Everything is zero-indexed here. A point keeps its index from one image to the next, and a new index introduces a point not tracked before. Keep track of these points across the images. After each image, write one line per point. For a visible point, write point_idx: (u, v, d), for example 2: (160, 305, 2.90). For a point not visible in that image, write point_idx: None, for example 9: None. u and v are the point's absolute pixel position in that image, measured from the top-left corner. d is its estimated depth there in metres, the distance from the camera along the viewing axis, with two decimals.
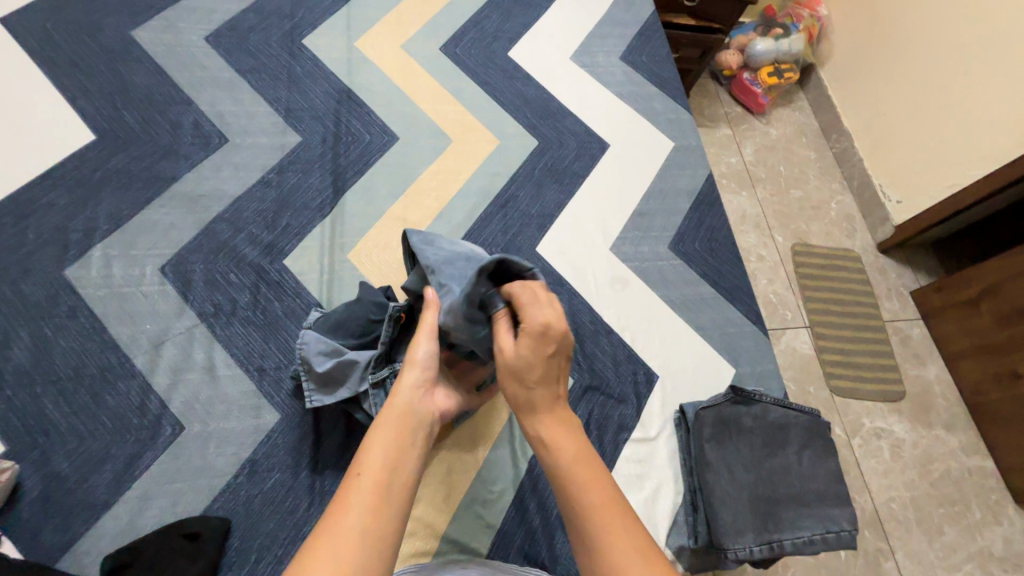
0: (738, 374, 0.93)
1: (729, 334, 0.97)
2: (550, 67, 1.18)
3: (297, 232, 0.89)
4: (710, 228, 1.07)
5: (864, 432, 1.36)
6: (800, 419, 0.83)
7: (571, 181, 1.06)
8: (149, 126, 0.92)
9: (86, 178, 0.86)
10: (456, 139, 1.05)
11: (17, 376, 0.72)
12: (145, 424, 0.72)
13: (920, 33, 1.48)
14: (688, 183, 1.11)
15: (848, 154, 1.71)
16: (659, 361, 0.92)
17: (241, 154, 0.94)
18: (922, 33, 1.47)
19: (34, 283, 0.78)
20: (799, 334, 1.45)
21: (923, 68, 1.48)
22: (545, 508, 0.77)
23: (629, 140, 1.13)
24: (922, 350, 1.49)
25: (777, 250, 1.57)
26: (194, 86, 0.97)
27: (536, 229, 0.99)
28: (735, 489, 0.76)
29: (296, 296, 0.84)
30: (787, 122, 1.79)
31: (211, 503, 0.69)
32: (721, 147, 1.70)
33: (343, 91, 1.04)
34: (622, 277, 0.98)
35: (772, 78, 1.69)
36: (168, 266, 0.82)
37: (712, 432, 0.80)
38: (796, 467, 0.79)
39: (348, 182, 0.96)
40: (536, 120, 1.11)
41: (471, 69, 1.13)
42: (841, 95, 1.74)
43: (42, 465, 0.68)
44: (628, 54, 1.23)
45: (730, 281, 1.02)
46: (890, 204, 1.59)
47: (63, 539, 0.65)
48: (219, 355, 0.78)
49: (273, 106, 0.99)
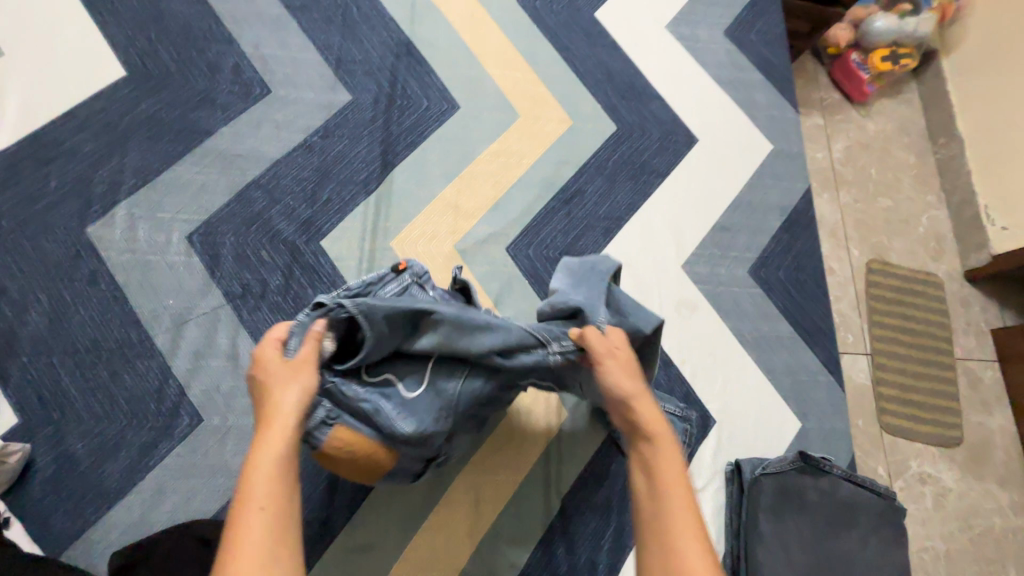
0: (804, 432, 0.84)
1: (801, 382, 0.86)
2: (641, 36, 1.01)
3: (338, 210, 0.80)
4: (799, 254, 0.93)
5: (908, 476, 1.26)
6: (873, 502, 0.73)
7: (647, 180, 0.92)
8: (185, 67, 0.81)
9: (113, 123, 0.77)
10: (524, 115, 0.91)
11: (33, 343, 0.67)
12: (163, 411, 0.67)
13: None
14: (782, 197, 0.96)
15: (954, 165, 1.49)
16: (718, 406, 0.82)
17: (283, 110, 0.83)
18: None
19: (53, 239, 0.71)
20: (858, 362, 1.32)
21: None
22: (573, 554, 0.71)
23: (720, 136, 0.98)
24: (991, 397, 1.35)
25: (851, 266, 1.41)
26: (237, 21, 0.85)
27: (600, 234, 0.88)
28: (786, 568, 0.69)
29: (331, 286, 0.76)
30: (892, 117, 1.56)
31: (225, 505, 0.66)
32: (810, 139, 1.51)
33: (402, 44, 0.90)
34: (691, 301, 0.87)
35: (884, 63, 1.47)
36: (195, 235, 0.75)
37: (769, 503, 0.72)
38: (859, 556, 0.70)
39: (399, 155, 0.84)
40: (617, 100, 0.96)
41: (551, 29, 0.97)
42: (963, 94, 1.50)
43: (54, 444, 0.64)
44: (735, 29, 1.05)
45: (811, 321, 0.90)
46: (991, 229, 1.40)
47: (72, 526, 0.61)
48: (245, 343, 0.72)
49: (322, 55, 0.87)
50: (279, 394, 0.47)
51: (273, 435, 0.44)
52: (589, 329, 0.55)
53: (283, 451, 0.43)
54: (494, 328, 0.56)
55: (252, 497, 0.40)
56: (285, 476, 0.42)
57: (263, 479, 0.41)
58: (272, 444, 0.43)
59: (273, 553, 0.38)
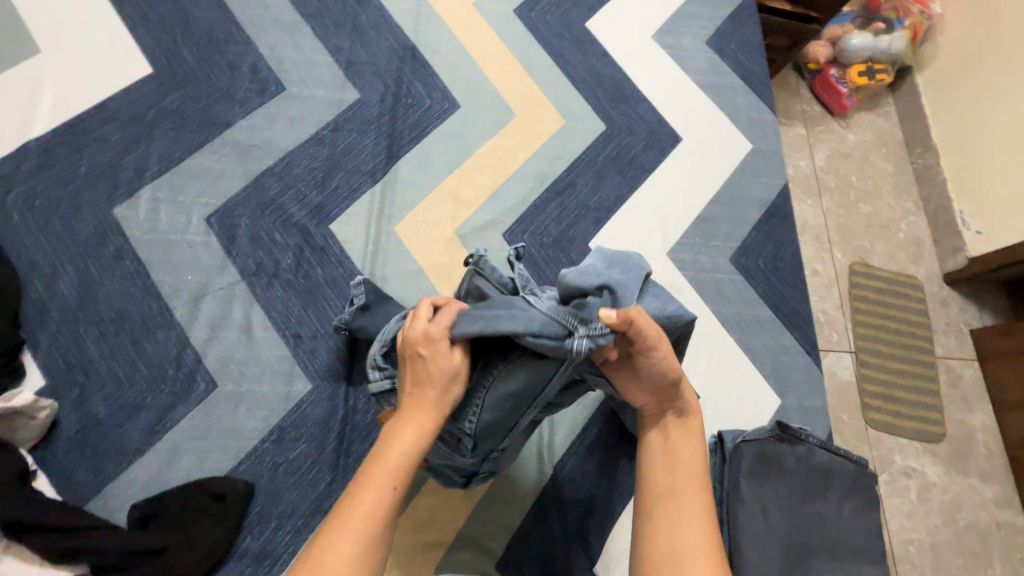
0: (784, 408, 0.88)
1: (780, 362, 0.91)
2: (628, 44, 1.09)
3: (346, 197, 0.86)
4: (778, 244, 0.99)
5: (892, 470, 1.27)
6: (846, 467, 0.78)
7: (635, 175, 0.99)
8: (206, 66, 0.88)
9: (140, 115, 0.83)
10: (519, 114, 0.98)
11: (61, 313, 0.72)
12: (180, 376, 0.72)
13: None
14: (761, 192, 1.03)
15: (931, 174, 1.54)
16: (701, 382, 0.87)
17: (296, 105, 0.89)
18: None
19: (82, 219, 0.76)
20: (842, 359, 1.35)
21: None
22: (565, 518, 0.75)
23: (702, 136, 1.05)
24: (971, 394, 1.37)
25: (834, 267, 1.44)
26: (255, 25, 0.93)
27: (590, 222, 0.94)
28: (766, 530, 0.73)
29: (339, 265, 0.82)
30: (868, 129, 1.62)
31: (237, 465, 0.70)
32: (793, 147, 1.56)
33: (407, 48, 0.98)
34: (676, 286, 0.92)
35: (861, 78, 1.53)
36: (213, 217, 0.80)
37: (750, 468, 0.76)
38: (833, 518, 0.75)
39: (403, 148, 0.91)
40: (607, 102, 1.03)
41: (545, 37, 1.05)
42: (936, 104, 1.56)
43: (79, 405, 0.68)
44: (716, 39, 1.13)
45: (789, 306, 0.95)
46: (968, 234, 1.44)
47: (95, 480, 0.66)
48: (257, 317, 0.77)
49: (333, 57, 0.94)
50: (435, 375, 0.53)
51: (415, 417, 0.51)
52: (635, 313, 0.52)
53: (415, 442, 0.50)
54: (515, 318, 0.54)
55: (378, 474, 0.47)
56: (408, 467, 0.49)
57: (392, 462, 0.48)
58: (410, 429, 0.50)
59: (375, 527, 0.45)
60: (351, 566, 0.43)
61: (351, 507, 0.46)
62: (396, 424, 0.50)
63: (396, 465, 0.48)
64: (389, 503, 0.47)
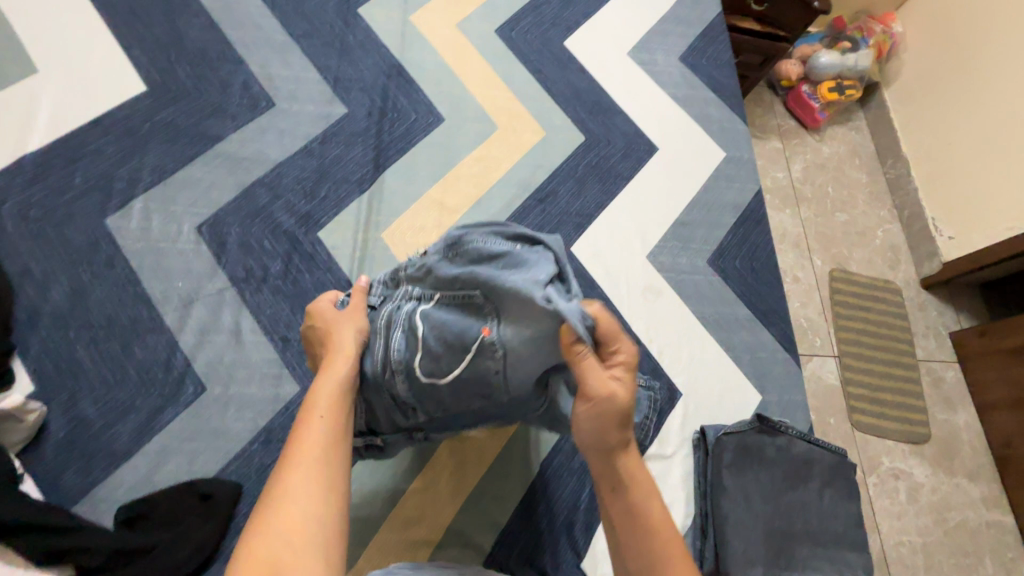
0: (764, 403, 0.91)
1: (760, 359, 0.94)
2: (605, 61, 1.14)
3: (334, 206, 0.88)
4: (753, 247, 1.03)
5: (881, 471, 1.27)
6: (825, 456, 0.82)
7: (614, 182, 1.03)
8: (198, 83, 0.92)
9: (134, 129, 0.86)
10: (502, 126, 1.02)
11: (52, 318, 0.73)
12: (169, 379, 0.73)
13: (985, 65, 1.39)
14: (735, 197, 1.07)
15: (902, 182, 1.59)
16: (684, 379, 0.89)
17: (286, 120, 0.93)
18: (986, 66, 1.39)
19: (75, 228, 0.78)
20: (827, 362, 1.36)
21: (985, 100, 1.39)
22: (551, 513, 0.76)
23: (678, 145, 1.09)
24: (954, 394, 1.38)
25: (814, 273, 1.46)
26: (247, 45, 0.97)
27: (572, 228, 0.97)
28: (749, 519, 0.76)
29: (327, 271, 0.84)
30: (842, 140, 1.67)
31: (226, 466, 0.70)
32: (769, 160, 1.59)
33: (394, 66, 1.02)
34: (656, 287, 0.95)
35: (832, 93, 1.57)
36: (204, 226, 0.82)
37: (732, 459, 0.79)
38: (814, 505, 0.79)
39: (389, 160, 0.94)
40: (585, 115, 1.08)
41: (525, 55, 1.10)
42: (901, 116, 1.62)
43: (68, 409, 0.69)
44: (688, 55, 1.19)
45: (767, 305, 0.98)
46: (940, 239, 1.48)
47: (83, 483, 0.66)
48: (247, 321, 0.78)
49: (322, 75, 0.98)
50: (342, 333, 0.58)
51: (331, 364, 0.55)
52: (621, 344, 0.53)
53: (342, 382, 0.54)
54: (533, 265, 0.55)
55: (312, 415, 0.51)
56: (337, 400, 0.53)
57: (320, 400, 0.52)
58: (334, 374, 0.54)
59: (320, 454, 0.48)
60: (305, 487, 0.46)
61: (293, 452, 0.48)
62: (317, 379, 0.54)
63: (327, 399, 0.52)
64: (325, 436, 0.50)
